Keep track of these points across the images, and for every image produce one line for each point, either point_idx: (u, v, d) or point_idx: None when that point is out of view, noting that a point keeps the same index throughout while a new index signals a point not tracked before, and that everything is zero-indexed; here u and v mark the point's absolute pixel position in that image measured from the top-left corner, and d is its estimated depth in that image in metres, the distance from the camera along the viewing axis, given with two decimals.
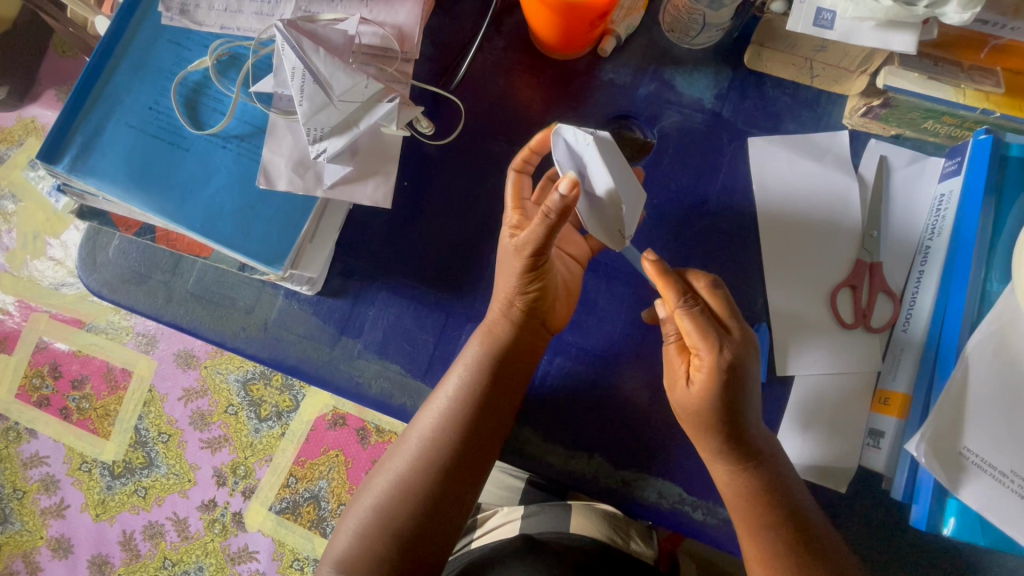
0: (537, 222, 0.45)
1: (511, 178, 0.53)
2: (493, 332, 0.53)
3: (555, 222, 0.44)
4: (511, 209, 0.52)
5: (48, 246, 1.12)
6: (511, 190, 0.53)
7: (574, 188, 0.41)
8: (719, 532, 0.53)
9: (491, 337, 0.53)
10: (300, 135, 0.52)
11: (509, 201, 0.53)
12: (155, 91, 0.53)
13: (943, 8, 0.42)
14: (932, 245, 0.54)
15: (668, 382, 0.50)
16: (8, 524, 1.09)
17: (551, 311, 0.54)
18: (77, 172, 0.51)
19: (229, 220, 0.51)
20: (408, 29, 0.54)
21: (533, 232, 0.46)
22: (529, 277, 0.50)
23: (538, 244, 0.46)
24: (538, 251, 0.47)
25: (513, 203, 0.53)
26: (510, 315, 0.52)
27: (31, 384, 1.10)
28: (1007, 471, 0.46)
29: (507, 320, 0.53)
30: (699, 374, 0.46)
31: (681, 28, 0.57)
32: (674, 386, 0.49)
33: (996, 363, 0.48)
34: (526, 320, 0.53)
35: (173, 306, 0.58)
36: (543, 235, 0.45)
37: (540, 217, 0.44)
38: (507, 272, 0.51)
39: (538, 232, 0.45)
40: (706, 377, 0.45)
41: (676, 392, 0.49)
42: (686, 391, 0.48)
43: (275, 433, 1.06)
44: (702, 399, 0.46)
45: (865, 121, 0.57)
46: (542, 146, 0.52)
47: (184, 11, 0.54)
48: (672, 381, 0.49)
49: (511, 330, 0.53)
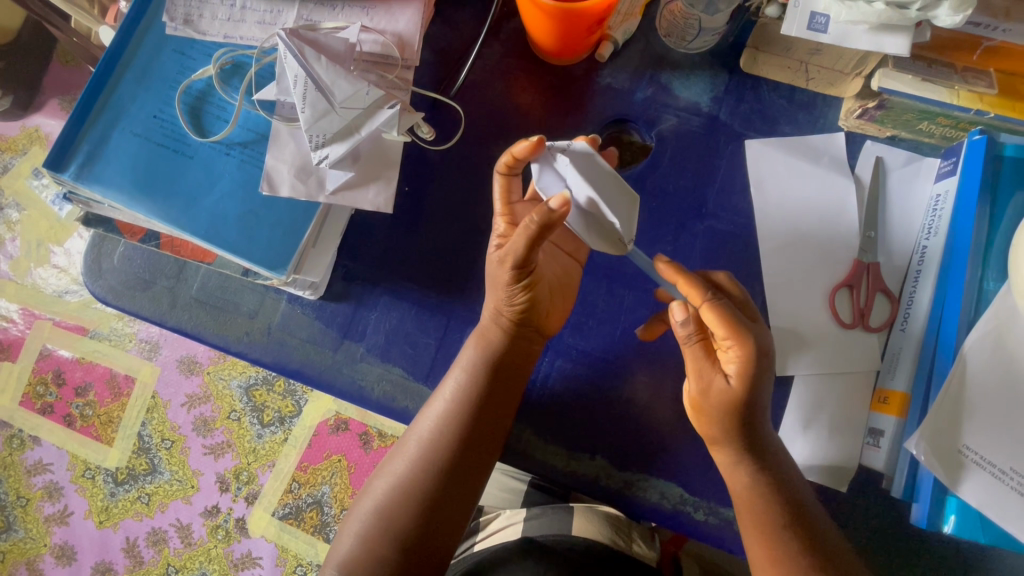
0: (519, 233, 0.46)
1: (500, 179, 0.52)
2: (486, 337, 0.54)
3: (536, 233, 0.45)
4: (500, 217, 0.53)
5: (52, 254, 1.13)
6: (500, 192, 0.53)
7: (564, 205, 0.43)
8: (720, 532, 0.54)
9: (485, 342, 0.54)
10: (302, 142, 0.53)
11: (499, 206, 0.53)
12: (159, 100, 0.54)
13: (935, 11, 0.43)
14: (928, 246, 0.54)
15: (696, 385, 0.49)
16: (11, 531, 1.09)
17: (546, 320, 0.54)
18: (82, 180, 0.51)
19: (233, 226, 0.52)
20: (408, 36, 0.54)
21: (516, 246, 0.47)
22: (517, 288, 0.50)
23: (518, 258, 0.47)
24: (519, 264, 0.48)
25: (502, 209, 0.53)
26: (500, 324, 0.53)
27: (34, 391, 1.10)
28: (1006, 468, 0.47)
29: (499, 328, 0.53)
30: (733, 366, 0.47)
31: (677, 33, 0.58)
32: (708, 388, 0.48)
33: (994, 360, 0.48)
34: (519, 329, 0.53)
35: (176, 311, 0.59)
36: (523, 249, 0.46)
37: (522, 228, 0.45)
38: (495, 285, 0.52)
39: (518, 246, 0.46)
40: (740, 366, 0.46)
41: (711, 392, 0.48)
42: (723, 388, 0.47)
43: (277, 438, 1.07)
44: (742, 391, 0.46)
45: (861, 123, 0.57)
46: (528, 156, 0.47)
47: (188, 20, 0.55)
48: (701, 384, 0.48)
49: (504, 338, 0.53)
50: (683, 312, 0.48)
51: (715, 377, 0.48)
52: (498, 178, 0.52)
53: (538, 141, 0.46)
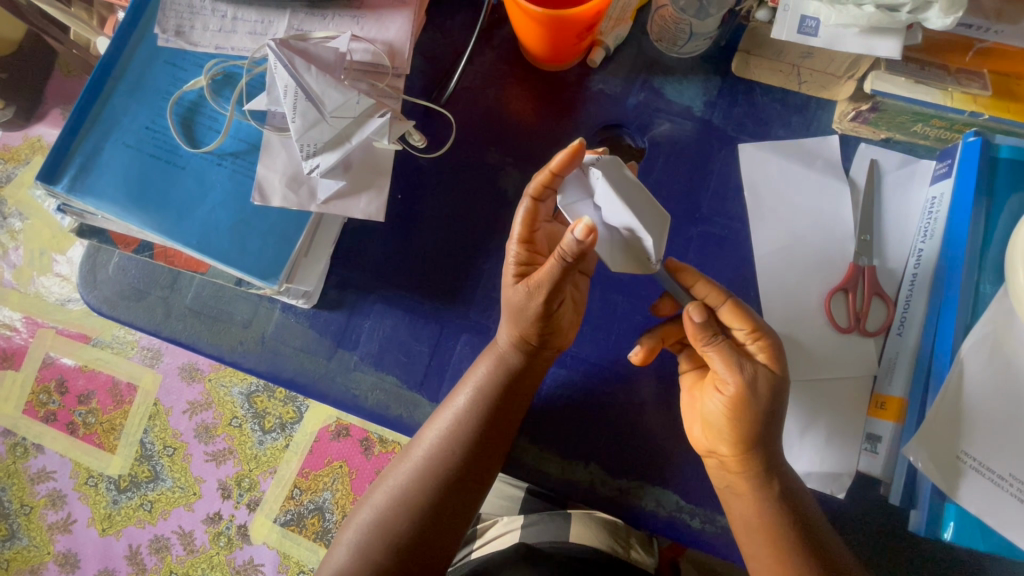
0: (552, 261, 0.45)
1: (526, 206, 0.48)
2: (495, 353, 0.53)
3: (572, 264, 0.44)
4: (517, 242, 0.50)
5: (54, 262, 1.14)
6: (523, 217, 0.49)
7: (589, 234, 0.41)
8: (717, 540, 0.53)
9: (493, 357, 0.53)
10: (293, 152, 0.53)
11: (519, 230, 0.50)
12: (151, 112, 0.54)
13: (925, 13, 0.43)
14: (924, 249, 0.54)
15: (739, 380, 0.47)
16: (15, 540, 1.10)
17: (564, 336, 0.53)
18: (75, 191, 0.52)
19: (224, 237, 0.52)
20: (399, 45, 0.54)
21: (550, 273, 0.46)
22: (541, 316, 0.49)
23: (552, 286, 0.47)
24: (551, 293, 0.47)
25: (523, 233, 0.50)
26: (511, 342, 0.52)
27: (37, 400, 1.11)
28: (1005, 475, 0.47)
29: (517, 349, 0.52)
30: (766, 354, 0.48)
31: (669, 37, 0.58)
32: (753, 380, 0.47)
33: (992, 366, 0.48)
34: (537, 349, 0.53)
35: (171, 321, 0.59)
36: (557, 275, 0.46)
37: (556, 259, 0.44)
38: (512, 311, 0.50)
39: (552, 272, 0.46)
40: (774, 350, 0.48)
41: (760, 386, 0.47)
42: (768, 376, 0.47)
43: (278, 445, 1.07)
44: (781, 375, 0.48)
45: (855, 126, 0.57)
46: (564, 168, 0.45)
47: (180, 32, 0.55)
48: (747, 378, 0.47)
49: (521, 358, 0.53)
50: (701, 312, 0.46)
51: (756, 366, 0.48)
52: (523, 203, 0.49)
53: (578, 146, 0.45)
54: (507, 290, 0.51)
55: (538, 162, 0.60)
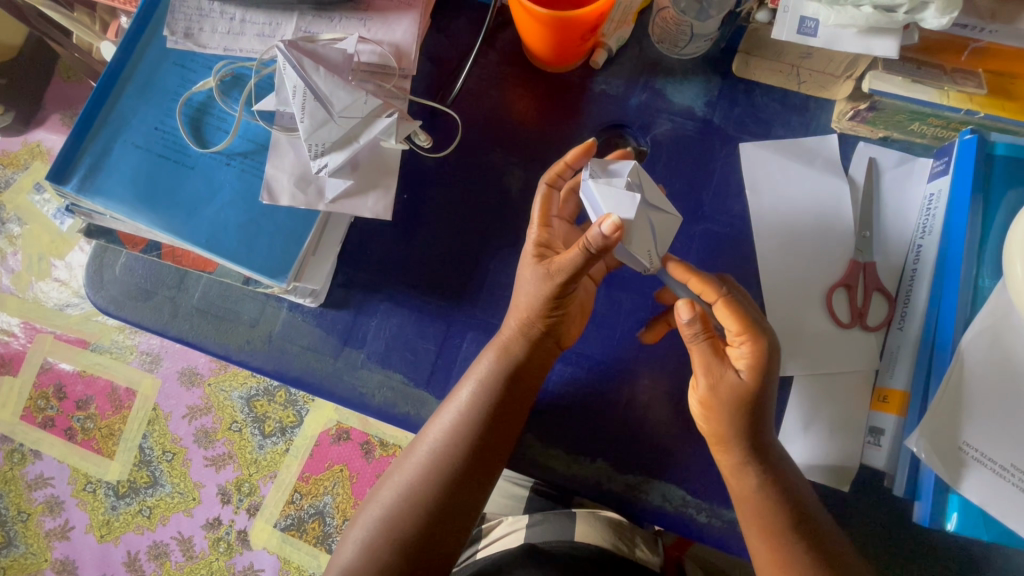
0: (576, 250, 0.45)
1: (540, 192, 0.52)
2: (505, 348, 0.53)
3: (595, 255, 0.44)
4: (536, 226, 0.52)
5: (54, 267, 1.13)
6: (540, 202, 0.52)
7: (615, 231, 0.41)
8: (723, 534, 0.54)
9: (502, 352, 0.53)
10: (301, 151, 0.53)
11: (537, 214, 0.52)
12: (161, 112, 0.55)
13: (922, 14, 0.44)
14: (923, 245, 0.55)
15: (705, 378, 0.49)
16: (12, 547, 1.09)
17: (569, 332, 0.55)
18: (85, 191, 0.52)
19: (233, 234, 0.52)
20: (406, 46, 0.55)
21: (572, 259, 0.45)
22: (552, 303, 0.50)
23: (571, 271, 0.46)
24: (570, 278, 0.47)
25: (541, 218, 0.52)
26: (522, 337, 0.53)
27: (35, 405, 1.11)
28: (1007, 465, 0.48)
29: (524, 337, 0.53)
30: (744, 360, 0.48)
31: (670, 39, 0.59)
32: (717, 382, 0.48)
33: (991, 359, 0.49)
34: (542, 339, 0.53)
35: (178, 321, 0.59)
36: (580, 264, 0.45)
37: (580, 246, 0.44)
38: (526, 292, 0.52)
39: (575, 260, 0.45)
40: (755, 359, 0.47)
41: (720, 388, 0.48)
42: (735, 383, 0.48)
43: (279, 449, 1.07)
44: (751, 384, 0.47)
45: (853, 125, 0.58)
46: (577, 162, 0.51)
47: (189, 34, 0.56)
48: (712, 380, 0.49)
49: (524, 347, 0.53)
50: (689, 312, 0.47)
51: (726, 372, 0.48)
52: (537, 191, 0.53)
53: (591, 145, 0.50)
54: (521, 272, 0.52)
55: (542, 161, 0.61)
